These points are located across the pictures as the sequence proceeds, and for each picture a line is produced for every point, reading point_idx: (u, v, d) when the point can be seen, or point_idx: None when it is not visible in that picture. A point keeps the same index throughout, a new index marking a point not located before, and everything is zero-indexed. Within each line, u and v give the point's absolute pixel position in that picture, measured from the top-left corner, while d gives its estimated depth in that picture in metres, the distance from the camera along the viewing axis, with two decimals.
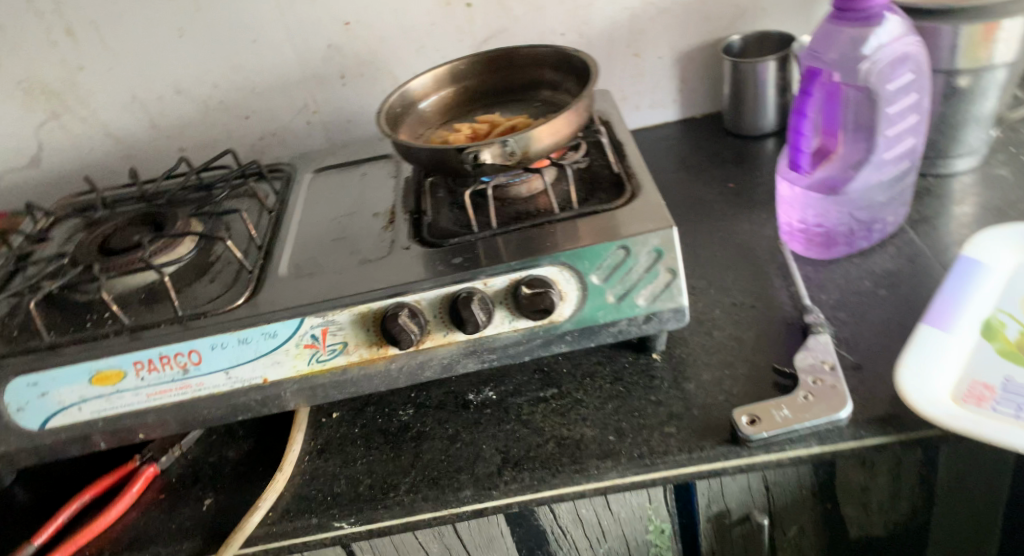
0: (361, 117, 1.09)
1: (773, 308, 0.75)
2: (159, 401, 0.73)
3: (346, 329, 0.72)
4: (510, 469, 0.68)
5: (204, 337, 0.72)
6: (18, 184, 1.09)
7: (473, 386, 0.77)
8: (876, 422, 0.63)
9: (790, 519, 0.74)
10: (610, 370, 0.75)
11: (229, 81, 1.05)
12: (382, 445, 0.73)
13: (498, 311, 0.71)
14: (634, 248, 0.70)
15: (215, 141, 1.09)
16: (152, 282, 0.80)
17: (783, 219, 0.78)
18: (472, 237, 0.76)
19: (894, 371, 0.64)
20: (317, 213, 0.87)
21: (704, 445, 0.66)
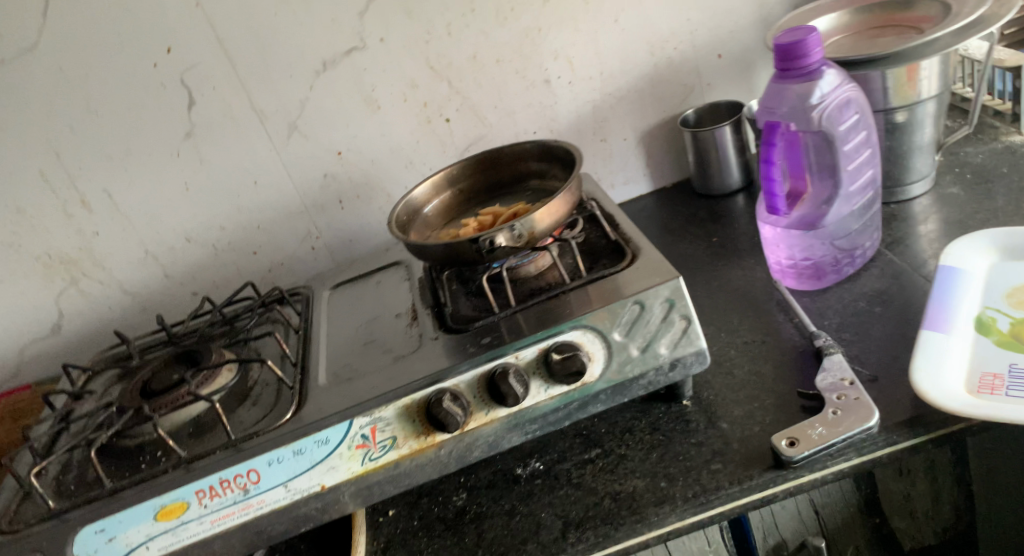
0: (361, 235, 1.16)
1: (782, 339, 0.81)
2: (223, 526, 0.76)
3: (393, 423, 0.76)
4: (574, 530, 0.72)
5: (261, 455, 0.75)
6: (41, 353, 1.13)
7: (519, 460, 0.80)
8: (904, 426, 0.69)
9: (844, 541, 0.78)
10: (646, 422, 0.79)
11: (235, 222, 1.12)
12: (444, 532, 0.76)
13: (533, 382, 0.76)
14: (647, 302, 0.75)
15: (226, 280, 1.15)
16: (198, 415, 0.84)
17: (772, 258, 0.85)
18: (495, 318, 0.81)
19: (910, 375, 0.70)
20: (343, 325, 0.92)
21: (752, 474, 0.70)
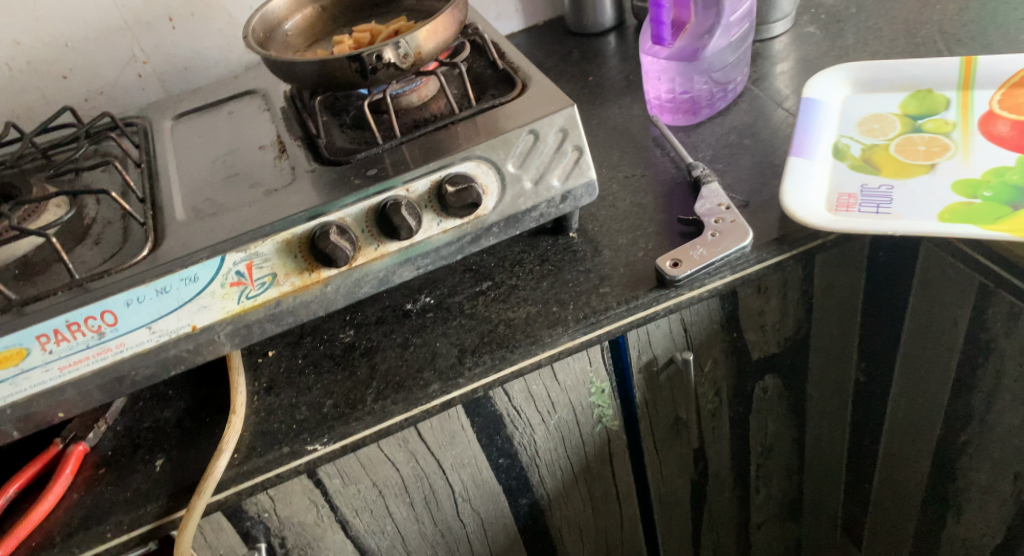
0: (199, 62, 1.03)
1: (660, 171, 0.84)
2: (76, 373, 0.67)
3: (272, 259, 0.70)
4: (470, 356, 0.71)
5: (117, 294, 0.66)
6: None
7: (407, 296, 0.78)
8: (773, 243, 0.74)
9: (706, 353, 0.84)
10: (535, 254, 0.79)
11: (35, 37, 0.94)
12: (333, 367, 0.73)
13: (425, 215, 0.72)
14: (541, 131, 0.73)
15: (30, 109, 0.98)
16: (23, 255, 0.72)
17: (652, 93, 0.89)
18: (378, 149, 0.75)
19: (779, 198, 0.76)
20: (194, 157, 0.82)
21: (638, 294, 0.73)
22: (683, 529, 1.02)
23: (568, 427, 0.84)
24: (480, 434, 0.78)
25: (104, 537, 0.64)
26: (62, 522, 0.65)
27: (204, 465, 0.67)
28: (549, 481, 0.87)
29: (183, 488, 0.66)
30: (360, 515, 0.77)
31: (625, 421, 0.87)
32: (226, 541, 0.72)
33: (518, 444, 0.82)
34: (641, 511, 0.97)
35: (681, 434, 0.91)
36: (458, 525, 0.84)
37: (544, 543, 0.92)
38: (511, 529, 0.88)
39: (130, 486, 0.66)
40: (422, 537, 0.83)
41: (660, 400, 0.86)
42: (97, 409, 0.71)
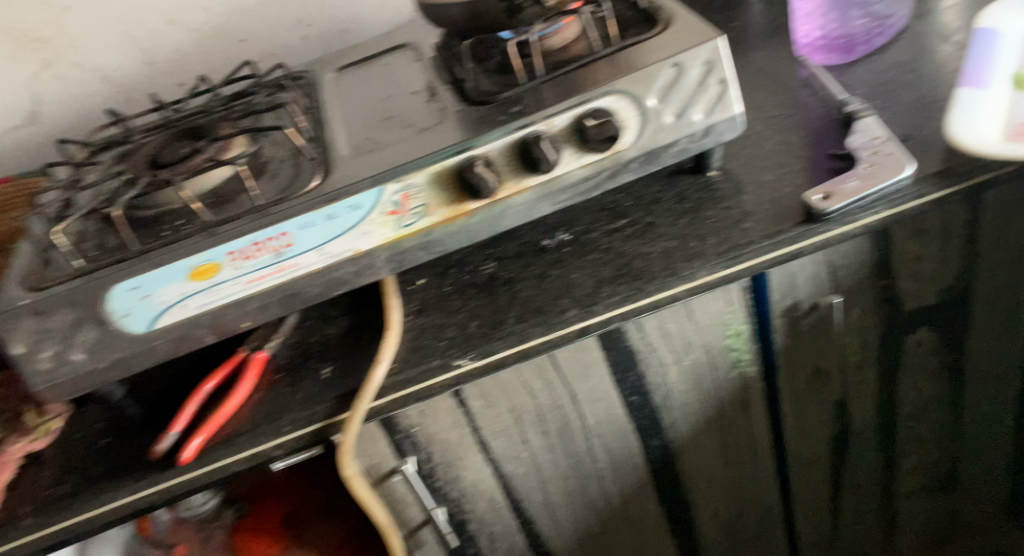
0: (356, 23, 1.10)
1: (812, 109, 0.83)
2: (260, 287, 0.74)
3: (424, 191, 0.74)
4: (607, 286, 0.73)
5: (293, 218, 0.72)
6: (22, 143, 1.06)
7: (544, 233, 0.81)
8: (935, 176, 0.71)
9: (854, 300, 0.81)
10: (674, 194, 0.80)
11: (220, 4, 1.03)
12: (477, 295, 0.77)
13: (566, 150, 0.75)
14: (685, 64, 0.74)
15: (213, 69, 1.08)
16: (215, 187, 0.80)
17: (804, 31, 0.88)
18: (522, 89, 0.77)
19: (945, 130, 0.73)
20: (356, 104, 0.89)
21: (784, 229, 0.72)
22: (822, 489, 0.99)
23: (702, 369, 0.83)
24: (613, 368, 0.80)
25: (281, 431, 0.71)
26: (248, 415, 0.73)
27: (363, 374, 0.73)
28: (681, 425, 0.87)
29: (345, 395, 0.72)
30: (497, 439, 0.81)
31: (763, 368, 0.86)
32: (379, 451, 0.77)
33: (651, 384, 0.83)
34: (777, 466, 0.96)
35: (824, 386, 0.88)
36: (590, 459, 0.87)
37: (676, 488, 0.93)
38: (642, 470, 0.90)
39: (301, 390, 0.74)
40: (556, 468, 0.86)
41: (801, 349, 0.84)
42: (273, 323, 0.79)
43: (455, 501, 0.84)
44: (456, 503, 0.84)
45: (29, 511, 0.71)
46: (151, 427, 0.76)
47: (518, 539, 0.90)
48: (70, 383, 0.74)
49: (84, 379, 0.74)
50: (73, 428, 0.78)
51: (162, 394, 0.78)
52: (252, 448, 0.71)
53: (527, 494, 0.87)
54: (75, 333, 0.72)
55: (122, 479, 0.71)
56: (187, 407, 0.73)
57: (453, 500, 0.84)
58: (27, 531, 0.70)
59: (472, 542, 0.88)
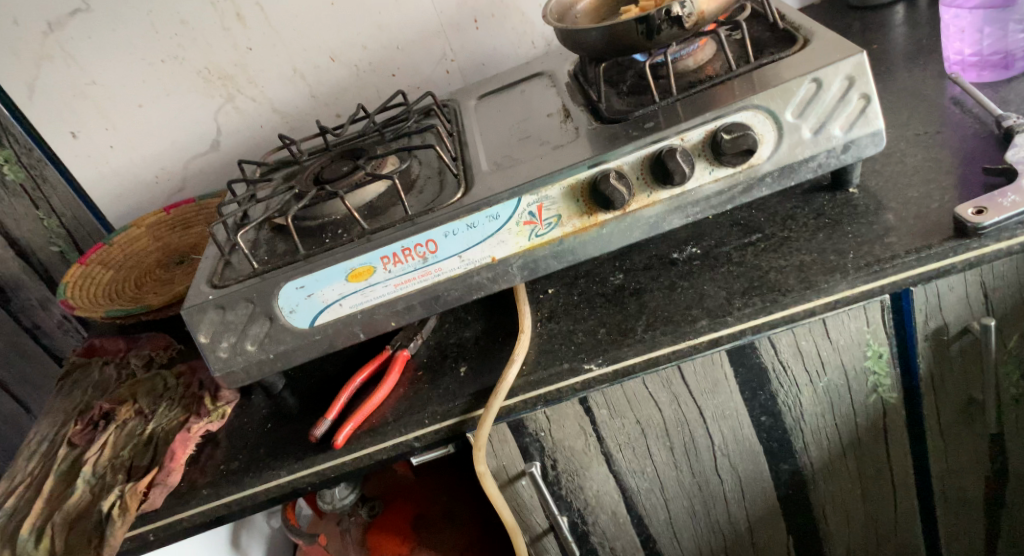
0: (497, 56, 1.16)
1: (966, 125, 0.82)
2: (407, 290, 0.80)
3: (558, 202, 0.77)
4: (739, 297, 0.75)
5: (439, 226, 0.77)
6: (203, 169, 1.18)
7: (674, 246, 0.84)
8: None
9: (1011, 326, 0.77)
10: (810, 209, 0.81)
11: (376, 42, 1.12)
12: (606, 304, 0.80)
13: (698, 163, 0.76)
14: (825, 79, 0.74)
15: (369, 100, 1.17)
16: (370, 200, 0.86)
17: (954, 48, 0.90)
18: (656, 107, 0.80)
19: None
20: (495, 126, 0.93)
21: (931, 244, 0.72)
22: (977, 536, 0.91)
23: (839, 392, 0.81)
24: (742, 386, 0.79)
25: (423, 422, 0.76)
26: (391, 409, 0.79)
27: (498, 374, 0.77)
28: (815, 450, 0.84)
29: (481, 392, 0.77)
30: (622, 450, 0.82)
31: (906, 396, 0.82)
32: (508, 452, 0.80)
33: (782, 404, 0.81)
34: (921, 505, 0.90)
35: (975, 418, 0.82)
36: (715, 480, 0.85)
37: (807, 519, 0.89)
38: (771, 495, 0.87)
39: (441, 386, 0.79)
40: (680, 487, 0.85)
41: (949, 376, 0.80)
42: (415, 325, 0.85)
43: (579, 511, 0.85)
44: (579, 514, 0.85)
45: (206, 482, 0.79)
46: (308, 417, 0.82)
47: None
48: (243, 371, 0.81)
49: (255, 367, 0.81)
50: (241, 414, 0.86)
51: (318, 386, 0.86)
52: (395, 436, 0.77)
53: (650, 511, 0.86)
54: (249, 326, 0.80)
55: (283, 457, 0.78)
56: (339, 397, 0.79)
57: (576, 510, 0.85)
58: (205, 500, 0.78)
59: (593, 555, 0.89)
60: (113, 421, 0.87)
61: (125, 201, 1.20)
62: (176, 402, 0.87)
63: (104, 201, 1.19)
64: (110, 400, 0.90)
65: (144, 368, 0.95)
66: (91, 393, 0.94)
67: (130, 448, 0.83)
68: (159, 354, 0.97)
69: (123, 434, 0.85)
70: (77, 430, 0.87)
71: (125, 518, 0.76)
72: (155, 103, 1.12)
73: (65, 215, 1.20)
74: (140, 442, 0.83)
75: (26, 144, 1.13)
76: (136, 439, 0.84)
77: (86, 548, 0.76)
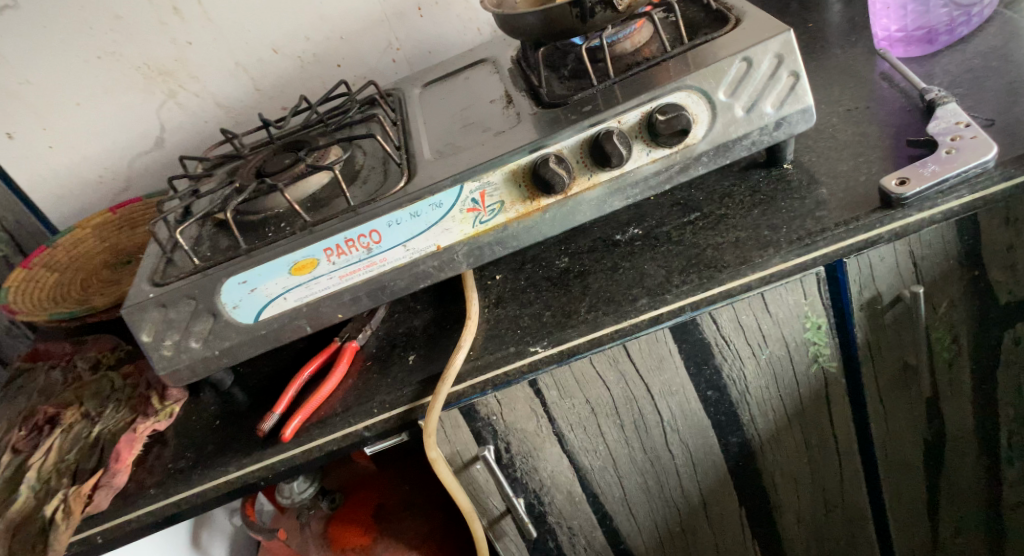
0: (441, 45, 1.16)
1: (894, 100, 0.84)
2: (352, 281, 0.80)
3: (501, 188, 0.78)
4: (678, 275, 0.77)
5: (381, 216, 0.77)
6: (146, 167, 1.17)
7: (617, 229, 0.85)
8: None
9: (940, 293, 0.80)
10: (747, 187, 0.83)
11: (319, 33, 1.12)
12: (551, 287, 0.81)
13: (636, 145, 0.77)
14: (754, 59, 0.76)
15: (314, 93, 1.16)
16: (313, 192, 0.86)
17: (880, 25, 0.92)
18: (593, 90, 0.81)
19: None
20: (438, 113, 0.93)
21: (859, 216, 0.74)
22: (920, 497, 0.95)
23: (781, 364, 0.83)
24: (688, 362, 0.81)
25: (372, 412, 0.77)
26: (340, 400, 0.79)
27: (446, 360, 0.78)
28: (761, 422, 0.86)
29: (430, 379, 0.78)
30: (573, 430, 0.83)
31: (845, 364, 0.84)
32: (462, 438, 0.81)
33: (727, 377, 0.83)
34: (865, 468, 0.92)
35: (911, 382, 0.85)
36: (667, 455, 0.87)
37: (757, 489, 0.91)
38: (721, 468, 0.89)
39: (389, 375, 0.80)
40: (632, 463, 0.87)
41: (884, 344, 0.82)
42: (363, 316, 0.85)
43: (534, 492, 0.86)
44: (535, 495, 0.86)
45: (155, 482, 0.79)
46: (258, 412, 0.82)
47: (597, 535, 0.91)
48: (189, 368, 0.81)
49: (201, 365, 0.81)
50: (190, 412, 0.86)
51: (268, 382, 0.86)
52: (345, 427, 0.77)
53: (605, 488, 0.88)
54: (193, 323, 0.79)
55: (232, 454, 0.79)
56: (288, 391, 0.80)
57: (532, 491, 0.86)
58: (154, 500, 0.78)
59: (551, 534, 0.90)
60: (59, 425, 0.85)
61: (67, 202, 1.17)
62: (123, 403, 0.87)
63: (46, 204, 1.17)
64: (55, 404, 0.89)
65: (91, 370, 0.94)
66: (36, 398, 0.92)
67: (76, 451, 0.82)
68: (106, 356, 0.96)
69: (69, 438, 0.84)
70: (21, 436, 0.86)
71: (70, 522, 0.76)
72: (93, 102, 1.10)
73: (7, 219, 1.16)
74: (86, 445, 0.82)
75: None
76: (81, 443, 0.83)
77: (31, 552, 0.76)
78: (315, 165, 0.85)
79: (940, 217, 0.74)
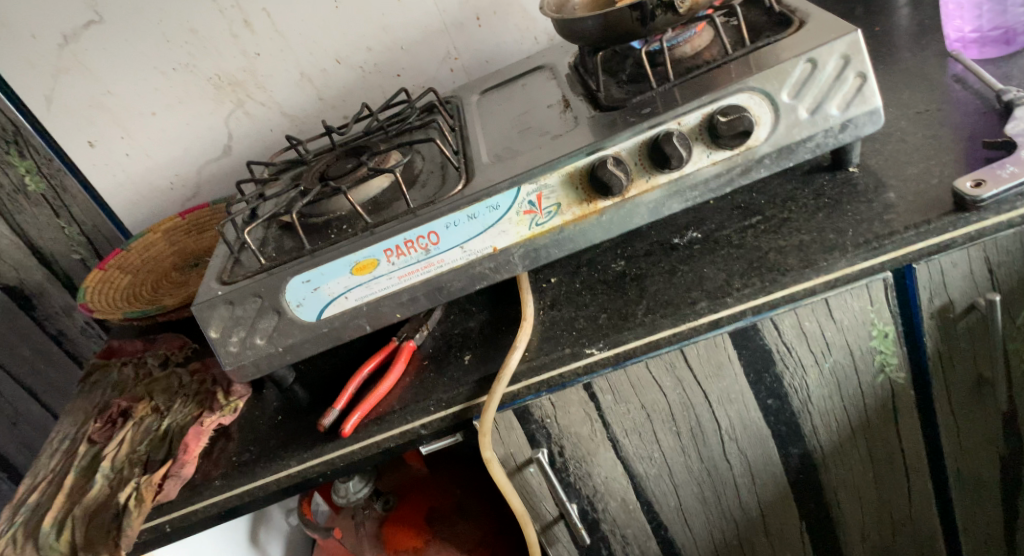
0: (500, 54, 1.17)
1: (966, 102, 0.82)
2: (410, 281, 0.81)
3: (558, 190, 0.78)
4: (738, 279, 0.75)
5: (440, 217, 0.78)
6: (216, 174, 1.21)
7: (674, 232, 0.84)
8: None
9: (1017, 303, 0.76)
10: (810, 190, 0.81)
11: (381, 43, 1.14)
12: (608, 290, 0.81)
13: (696, 147, 0.77)
14: (819, 60, 0.74)
15: (376, 101, 1.19)
16: (374, 196, 0.87)
17: (953, 27, 0.89)
18: (652, 93, 0.80)
19: None
20: (496, 118, 0.94)
21: (930, 219, 0.72)
22: (994, 518, 0.90)
23: (845, 373, 0.80)
24: (747, 368, 0.79)
25: (429, 410, 0.78)
26: (397, 398, 0.80)
27: (502, 360, 0.79)
28: (824, 433, 0.84)
29: (485, 379, 0.78)
30: (629, 436, 0.82)
31: (914, 376, 0.81)
32: (516, 441, 0.81)
33: (788, 386, 0.80)
34: (934, 486, 0.89)
35: (985, 396, 0.82)
36: (724, 465, 0.85)
37: (818, 503, 0.88)
38: (782, 480, 0.87)
39: (446, 374, 0.81)
40: (688, 472, 0.85)
41: (957, 355, 0.79)
42: (421, 316, 0.86)
43: (588, 498, 0.85)
44: (588, 501, 0.85)
45: (220, 474, 0.81)
46: (318, 409, 0.84)
47: (652, 545, 0.89)
48: (253, 365, 0.83)
49: (264, 361, 0.83)
50: (252, 407, 0.88)
51: (327, 380, 0.87)
52: (403, 425, 0.78)
53: (660, 497, 0.86)
54: (259, 320, 0.82)
55: (292, 448, 0.80)
56: (347, 388, 0.81)
57: (586, 497, 0.85)
58: (218, 491, 0.80)
59: (605, 543, 0.89)
60: (131, 418, 0.89)
61: (142, 208, 1.22)
62: (190, 398, 0.89)
63: (123, 209, 1.22)
64: (127, 397, 0.93)
65: (160, 367, 0.98)
66: (111, 393, 0.97)
67: (146, 443, 0.85)
68: (175, 353, 0.99)
69: (140, 430, 0.87)
70: (96, 428, 0.89)
71: (142, 509, 0.79)
72: (168, 111, 1.15)
73: (85, 223, 1.23)
74: (156, 437, 0.86)
75: (47, 154, 1.16)
76: (152, 435, 0.86)
77: (105, 539, 0.79)
78: (375, 169, 0.86)
79: (1019, 221, 0.71)
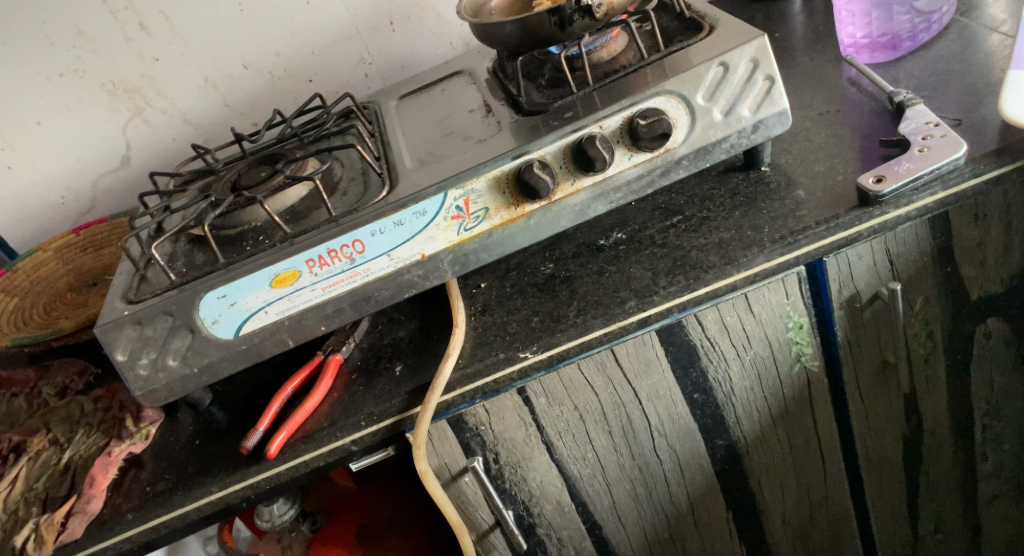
0: (413, 59, 1.16)
1: (862, 104, 0.87)
2: (335, 292, 0.79)
3: (484, 195, 0.77)
4: (663, 278, 0.77)
5: (364, 225, 0.76)
6: (112, 187, 1.13)
7: (600, 234, 0.86)
8: (992, 155, 0.75)
9: (916, 290, 0.81)
10: (726, 190, 0.85)
11: (289, 47, 1.11)
12: (538, 293, 0.82)
13: (618, 150, 0.78)
14: (731, 63, 0.77)
15: (285, 109, 1.15)
16: (292, 205, 0.84)
17: (846, 32, 0.95)
18: (574, 97, 0.81)
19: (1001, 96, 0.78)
20: (416, 123, 0.92)
21: (839, 215, 0.76)
22: (899, 493, 0.96)
23: (765, 365, 0.83)
24: (674, 364, 0.81)
25: (359, 425, 0.76)
26: (325, 415, 0.78)
27: (434, 369, 0.78)
28: (747, 423, 0.87)
29: (418, 390, 0.77)
30: (563, 438, 0.82)
31: (826, 364, 0.85)
32: (450, 449, 0.80)
33: (713, 379, 0.83)
34: (846, 466, 0.93)
35: (890, 379, 0.87)
36: (654, 461, 0.87)
37: (744, 491, 0.92)
38: (708, 472, 0.89)
39: (376, 387, 0.79)
40: (620, 470, 0.86)
41: (865, 341, 0.84)
42: (347, 328, 0.84)
43: (523, 503, 0.85)
44: (524, 506, 0.85)
45: (132, 506, 0.76)
46: (240, 431, 0.80)
47: (586, 544, 0.90)
48: (167, 388, 0.79)
49: (179, 383, 0.78)
50: (167, 433, 0.83)
51: (249, 399, 0.84)
52: (332, 442, 0.76)
53: (594, 497, 0.87)
54: (171, 340, 0.77)
55: (213, 473, 0.76)
56: (271, 407, 0.78)
57: (521, 502, 0.85)
58: (131, 525, 0.75)
59: (541, 546, 0.88)
60: (25, 453, 0.82)
61: (28, 224, 1.13)
62: (95, 427, 0.83)
63: (5, 226, 1.13)
64: (21, 431, 0.85)
65: (58, 397, 0.91)
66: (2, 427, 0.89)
67: (44, 479, 0.78)
68: (74, 382, 0.93)
69: (37, 465, 0.80)
70: None
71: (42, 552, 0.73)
72: (55, 120, 1.07)
73: None
74: (55, 471, 0.79)
75: None
76: (50, 470, 0.79)
77: None
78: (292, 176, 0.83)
79: (916, 214, 0.76)
